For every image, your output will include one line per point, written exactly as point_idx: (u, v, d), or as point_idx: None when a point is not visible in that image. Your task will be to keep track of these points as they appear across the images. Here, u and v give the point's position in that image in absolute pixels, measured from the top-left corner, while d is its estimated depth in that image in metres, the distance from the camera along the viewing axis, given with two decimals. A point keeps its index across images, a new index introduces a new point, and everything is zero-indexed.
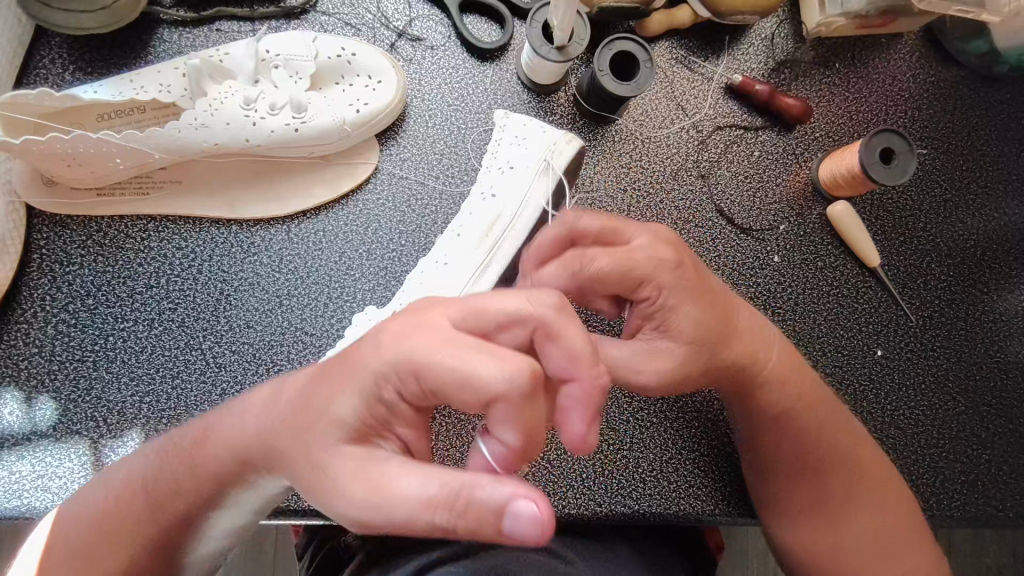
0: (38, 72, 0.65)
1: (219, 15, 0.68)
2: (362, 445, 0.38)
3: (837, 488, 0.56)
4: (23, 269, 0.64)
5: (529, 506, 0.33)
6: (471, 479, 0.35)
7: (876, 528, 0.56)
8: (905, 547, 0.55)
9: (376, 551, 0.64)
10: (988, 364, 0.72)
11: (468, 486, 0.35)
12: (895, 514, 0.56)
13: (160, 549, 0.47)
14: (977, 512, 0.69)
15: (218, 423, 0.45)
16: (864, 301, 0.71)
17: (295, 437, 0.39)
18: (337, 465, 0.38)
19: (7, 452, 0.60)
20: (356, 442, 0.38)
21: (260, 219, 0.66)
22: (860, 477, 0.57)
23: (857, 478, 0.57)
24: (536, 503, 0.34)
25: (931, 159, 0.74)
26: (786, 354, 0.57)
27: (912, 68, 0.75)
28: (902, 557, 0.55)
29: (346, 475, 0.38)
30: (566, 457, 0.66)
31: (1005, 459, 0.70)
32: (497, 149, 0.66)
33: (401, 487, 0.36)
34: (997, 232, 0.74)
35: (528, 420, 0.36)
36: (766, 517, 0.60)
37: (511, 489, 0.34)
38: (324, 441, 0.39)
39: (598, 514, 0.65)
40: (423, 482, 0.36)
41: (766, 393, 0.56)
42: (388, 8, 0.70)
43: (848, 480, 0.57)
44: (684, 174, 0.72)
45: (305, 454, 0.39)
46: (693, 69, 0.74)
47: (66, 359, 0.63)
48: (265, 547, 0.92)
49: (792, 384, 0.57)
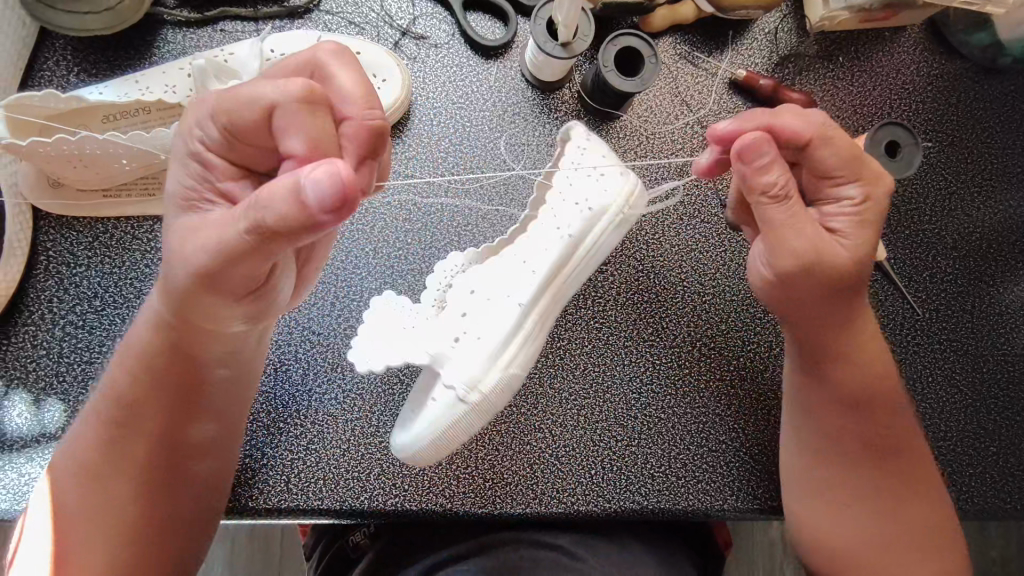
0: (42, 74, 0.65)
1: (223, 15, 0.68)
2: (198, 210, 0.44)
3: (887, 484, 0.57)
4: (30, 272, 0.64)
5: (322, 170, 0.35)
6: (261, 189, 0.37)
7: (916, 527, 0.57)
8: (937, 550, 0.56)
9: (388, 548, 0.66)
10: (995, 356, 0.72)
11: (256, 200, 0.37)
12: (934, 517, 0.57)
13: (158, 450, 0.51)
14: (985, 504, 0.69)
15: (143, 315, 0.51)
16: (870, 294, 0.71)
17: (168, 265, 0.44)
18: (172, 239, 0.43)
19: (17, 454, 0.60)
20: (192, 211, 0.44)
21: None
22: (906, 471, 0.58)
23: (903, 469, 0.58)
24: (330, 169, 0.35)
25: (935, 152, 0.74)
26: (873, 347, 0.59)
27: (915, 61, 0.75)
28: (930, 558, 0.56)
29: (179, 242, 0.42)
30: (574, 454, 0.66)
31: (1014, 452, 0.70)
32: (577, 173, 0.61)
33: (207, 242, 0.41)
34: (1002, 225, 0.74)
35: (314, 127, 0.40)
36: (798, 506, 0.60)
37: (303, 172, 0.36)
38: (181, 247, 0.43)
39: (607, 510, 0.65)
40: (224, 230, 0.40)
41: (851, 368, 0.57)
42: (391, 7, 0.70)
43: (894, 472, 0.58)
44: (689, 171, 0.72)
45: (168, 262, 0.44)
46: (697, 65, 0.74)
47: (74, 360, 0.63)
48: (273, 548, 0.92)
49: (872, 375, 0.58)
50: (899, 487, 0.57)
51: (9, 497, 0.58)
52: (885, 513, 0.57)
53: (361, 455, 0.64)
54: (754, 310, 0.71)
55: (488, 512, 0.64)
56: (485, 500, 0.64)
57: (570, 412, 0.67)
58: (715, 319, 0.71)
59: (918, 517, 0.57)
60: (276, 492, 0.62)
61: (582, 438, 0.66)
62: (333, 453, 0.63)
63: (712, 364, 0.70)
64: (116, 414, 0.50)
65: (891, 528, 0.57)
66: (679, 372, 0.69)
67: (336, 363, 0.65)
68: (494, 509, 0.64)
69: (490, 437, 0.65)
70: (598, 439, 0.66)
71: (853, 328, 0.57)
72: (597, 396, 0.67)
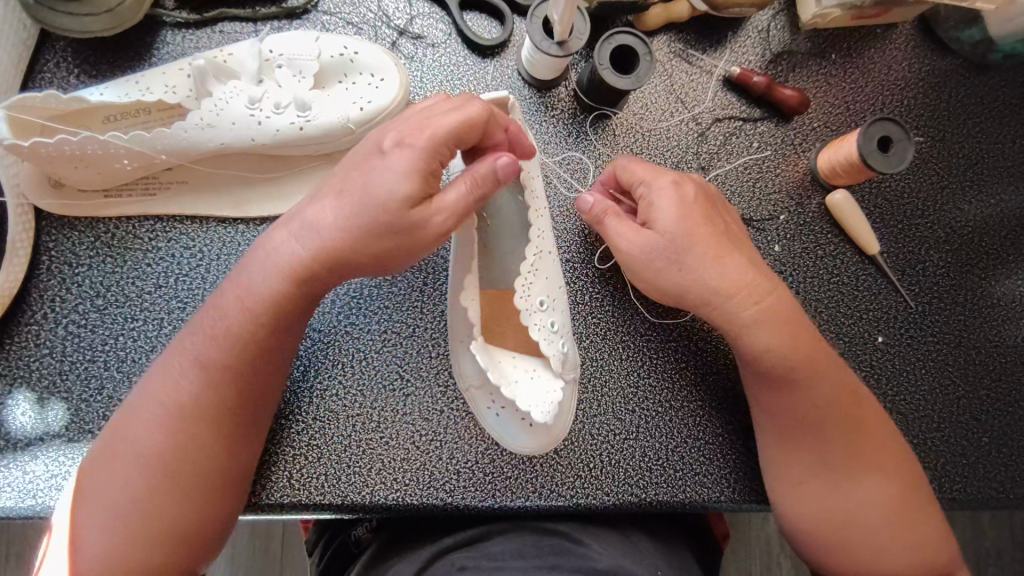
0: (43, 76, 0.66)
1: (222, 16, 0.69)
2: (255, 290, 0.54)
3: (828, 457, 0.58)
4: (33, 271, 0.64)
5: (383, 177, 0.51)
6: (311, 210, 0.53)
7: (878, 511, 0.57)
8: (892, 527, 0.57)
9: (391, 540, 0.67)
10: (988, 348, 0.73)
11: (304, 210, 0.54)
12: (888, 496, 0.57)
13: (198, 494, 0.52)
14: (978, 494, 0.70)
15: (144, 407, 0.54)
16: (863, 288, 0.73)
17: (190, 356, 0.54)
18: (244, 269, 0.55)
19: (21, 453, 0.61)
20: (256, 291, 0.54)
21: (266, 217, 0.67)
22: (803, 449, 0.59)
23: (864, 437, 0.58)
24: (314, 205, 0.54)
25: (927, 147, 0.75)
26: (775, 312, 0.57)
27: (907, 57, 0.76)
28: (887, 538, 0.56)
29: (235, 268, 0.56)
30: (573, 447, 0.67)
31: (1004, 442, 0.71)
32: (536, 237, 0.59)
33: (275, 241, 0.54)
34: (993, 218, 0.75)
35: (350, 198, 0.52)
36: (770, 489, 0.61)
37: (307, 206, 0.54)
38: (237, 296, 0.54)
39: (606, 503, 0.66)
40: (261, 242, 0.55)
41: (765, 340, 0.57)
42: (389, 6, 0.71)
43: (823, 451, 0.58)
44: (684, 167, 0.73)
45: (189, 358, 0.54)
46: (691, 62, 0.75)
47: (77, 358, 0.63)
48: (275, 546, 0.93)
49: (777, 334, 0.57)
50: (869, 462, 0.58)
51: (16, 493, 0.60)
52: (805, 493, 0.58)
53: (362, 450, 0.65)
54: None
55: (487, 504, 0.65)
56: (486, 493, 0.65)
57: None
58: None
59: (877, 515, 0.57)
60: (281, 488, 0.63)
61: (581, 432, 0.67)
62: (336, 448, 0.65)
63: (709, 357, 0.70)
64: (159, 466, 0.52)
65: (852, 501, 0.57)
66: (676, 366, 0.70)
67: (338, 360, 0.67)
68: (495, 503, 0.65)
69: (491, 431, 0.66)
70: (597, 432, 0.67)
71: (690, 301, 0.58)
72: (593, 389, 0.68)
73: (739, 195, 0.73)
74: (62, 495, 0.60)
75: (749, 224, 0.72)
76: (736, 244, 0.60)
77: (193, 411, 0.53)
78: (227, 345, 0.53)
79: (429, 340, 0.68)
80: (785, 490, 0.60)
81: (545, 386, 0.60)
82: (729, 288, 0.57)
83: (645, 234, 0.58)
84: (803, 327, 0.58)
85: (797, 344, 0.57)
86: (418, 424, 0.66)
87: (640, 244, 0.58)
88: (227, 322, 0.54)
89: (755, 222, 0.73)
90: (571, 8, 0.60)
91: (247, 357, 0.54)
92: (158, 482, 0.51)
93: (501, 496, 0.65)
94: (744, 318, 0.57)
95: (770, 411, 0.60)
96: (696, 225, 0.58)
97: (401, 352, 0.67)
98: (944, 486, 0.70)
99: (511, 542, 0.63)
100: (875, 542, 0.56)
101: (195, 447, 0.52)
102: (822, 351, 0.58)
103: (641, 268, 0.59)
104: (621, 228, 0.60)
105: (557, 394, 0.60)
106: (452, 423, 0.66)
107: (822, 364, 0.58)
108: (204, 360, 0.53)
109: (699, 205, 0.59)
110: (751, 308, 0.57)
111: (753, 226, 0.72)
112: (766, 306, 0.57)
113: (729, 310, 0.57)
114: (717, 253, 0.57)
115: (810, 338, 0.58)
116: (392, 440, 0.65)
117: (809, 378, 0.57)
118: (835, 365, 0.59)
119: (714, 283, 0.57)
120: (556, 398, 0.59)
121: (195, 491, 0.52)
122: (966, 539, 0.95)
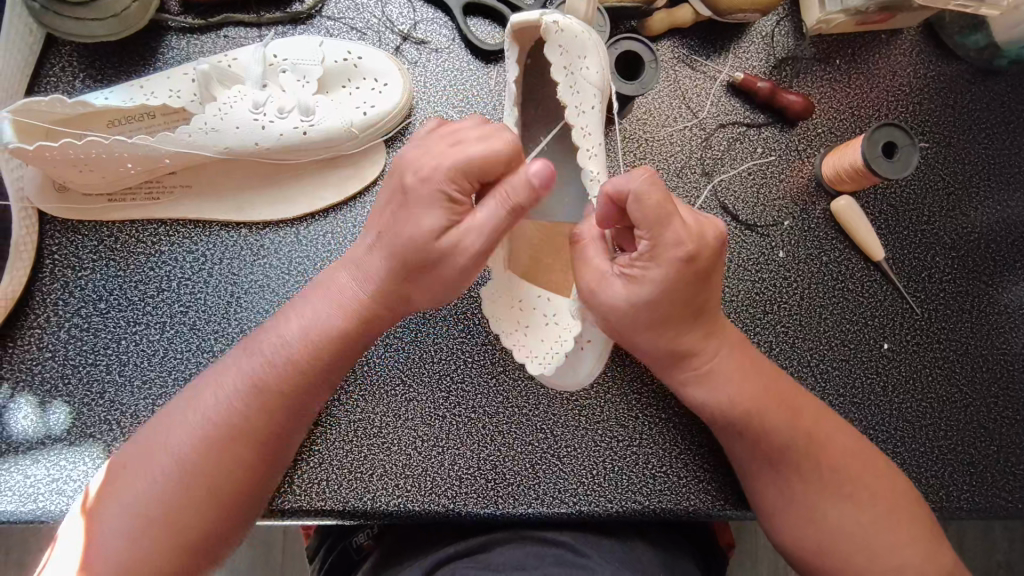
0: (49, 80, 0.66)
1: (226, 21, 0.69)
2: (302, 304, 0.56)
3: (807, 487, 0.56)
4: (36, 274, 0.64)
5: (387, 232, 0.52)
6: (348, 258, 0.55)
7: (862, 522, 0.55)
8: (887, 535, 0.55)
9: (394, 548, 0.66)
10: (995, 355, 0.72)
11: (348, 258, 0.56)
12: (880, 505, 0.56)
13: (210, 509, 0.52)
14: (986, 503, 0.69)
15: (177, 415, 0.54)
16: (869, 295, 0.72)
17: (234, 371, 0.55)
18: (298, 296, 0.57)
19: (23, 456, 0.61)
20: (302, 303, 0.56)
21: (268, 222, 0.66)
22: (776, 480, 0.57)
23: (841, 457, 0.57)
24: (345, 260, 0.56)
25: (933, 152, 0.75)
26: (735, 360, 0.56)
27: (912, 63, 0.76)
28: (887, 553, 0.55)
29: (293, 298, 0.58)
30: (576, 453, 0.66)
31: (1013, 451, 0.71)
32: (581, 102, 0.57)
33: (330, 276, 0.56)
34: (1000, 224, 0.75)
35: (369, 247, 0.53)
36: (760, 512, 0.59)
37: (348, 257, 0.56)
38: (289, 319, 0.56)
39: (609, 511, 0.65)
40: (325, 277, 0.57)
41: (707, 386, 0.56)
42: (393, 12, 0.71)
43: (807, 480, 0.56)
44: (688, 172, 0.73)
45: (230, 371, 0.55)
46: (695, 68, 0.74)
47: (79, 362, 0.63)
48: (277, 553, 0.92)
49: (736, 378, 0.56)
50: (857, 476, 0.57)
51: (18, 497, 0.60)
52: (792, 515, 0.57)
53: (363, 456, 0.65)
54: (753, 313, 0.71)
55: (489, 511, 0.64)
56: (488, 500, 0.65)
57: (568, 414, 0.67)
58: None
59: (878, 528, 0.55)
60: (283, 493, 0.63)
61: (584, 439, 0.67)
62: (337, 454, 0.64)
63: None
64: (181, 475, 0.51)
65: (835, 516, 0.56)
66: None
67: None
68: (497, 509, 0.64)
69: (493, 436, 0.66)
70: (600, 439, 0.67)
71: (693, 356, 0.55)
72: (595, 395, 0.68)
73: (743, 200, 0.73)
74: (62, 500, 0.60)
75: (753, 228, 0.72)
76: (711, 301, 0.54)
77: (225, 424, 0.53)
78: (283, 369, 0.54)
79: (431, 346, 0.68)
80: (779, 511, 0.57)
81: (560, 333, 0.55)
82: (687, 347, 0.54)
83: (620, 288, 0.51)
84: (758, 362, 0.58)
85: (755, 384, 0.56)
86: (420, 429, 0.66)
87: (612, 304, 0.51)
88: (284, 348, 0.54)
89: (760, 227, 0.72)
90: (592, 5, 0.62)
91: (304, 385, 0.55)
92: (183, 495, 0.51)
93: (501, 504, 0.64)
94: (707, 356, 0.55)
95: (739, 451, 0.58)
96: (681, 291, 0.50)
97: (404, 358, 0.67)
98: (952, 496, 0.69)
99: (514, 550, 0.62)
100: (881, 554, 0.55)
101: (223, 463, 0.52)
102: (779, 396, 0.57)
103: (628, 325, 0.52)
104: (585, 271, 0.52)
105: (568, 340, 0.54)
106: (455, 428, 0.66)
107: (789, 410, 0.57)
108: (254, 381, 0.54)
109: (710, 272, 0.51)
110: (711, 346, 0.55)
111: (758, 232, 0.72)
112: (727, 348, 0.56)
113: (703, 362, 0.55)
114: (696, 317, 0.53)
115: (778, 378, 0.58)
116: (393, 445, 0.65)
117: (772, 418, 0.56)
118: (802, 397, 0.58)
119: (691, 339, 0.54)
120: (562, 349, 0.54)
121: (209, 502, 0.52)
122: (975, 550, 0.94)
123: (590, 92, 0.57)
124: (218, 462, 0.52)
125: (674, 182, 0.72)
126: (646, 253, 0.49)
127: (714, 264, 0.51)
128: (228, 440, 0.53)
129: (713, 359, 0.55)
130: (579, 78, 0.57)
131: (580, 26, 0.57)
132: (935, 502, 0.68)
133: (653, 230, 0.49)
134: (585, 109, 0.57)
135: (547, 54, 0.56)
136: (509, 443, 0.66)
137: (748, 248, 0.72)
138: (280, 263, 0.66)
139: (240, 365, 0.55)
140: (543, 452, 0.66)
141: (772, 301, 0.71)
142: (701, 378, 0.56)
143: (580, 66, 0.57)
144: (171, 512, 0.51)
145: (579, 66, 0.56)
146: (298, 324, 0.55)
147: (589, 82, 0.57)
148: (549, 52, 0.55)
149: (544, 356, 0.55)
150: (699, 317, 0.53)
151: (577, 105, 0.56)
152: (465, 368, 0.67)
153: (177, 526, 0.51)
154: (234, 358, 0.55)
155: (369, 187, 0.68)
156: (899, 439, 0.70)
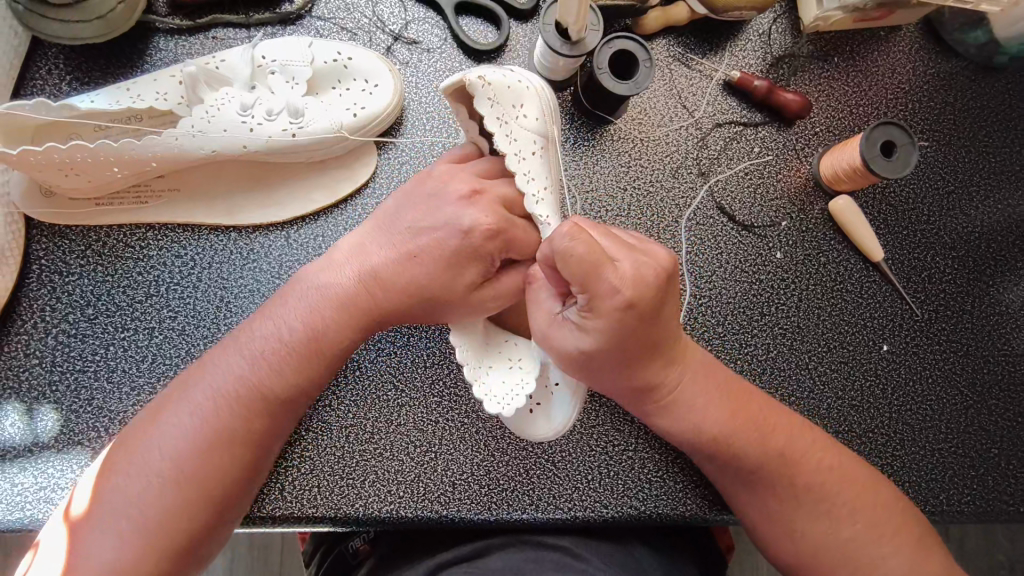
0: (35, 83, 0.65)
1: (215, 22, 0.68)
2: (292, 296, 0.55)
3: (781, 507, 0.55)
4: (23, 280, 0.64)
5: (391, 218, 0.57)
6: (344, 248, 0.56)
7: (846, 539, 0.54)
8: (882, 544, 0.54)
9: (387, 556, 0.65)
10: (996, 356, 0.71)
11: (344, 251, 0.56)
12: (876, 516, 0.55)
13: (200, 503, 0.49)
14: (988, 506, 0.68)
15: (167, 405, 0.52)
16: (868, 295, 0.71)
17: (227, 361, 0.53)
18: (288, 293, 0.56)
19: (10, 464, 0.60)
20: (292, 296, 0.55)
21: (259, 226, 0.66)
22: (750, 496, 0.57)
23: (831, 473, 0.56)
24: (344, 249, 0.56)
25: (933, 152, 0.74)
26: (701, 385, 0.55)
27: (911, 60, 0.75)
28: (882, 558, 0.54)
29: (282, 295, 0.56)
30: (570, 458, 0.65)
31: (1015, 453, 0.70)
32: (520, 151, 0.53)
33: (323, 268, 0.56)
34: (1001, 224, 0.74)
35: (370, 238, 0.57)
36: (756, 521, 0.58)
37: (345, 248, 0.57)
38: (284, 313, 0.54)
39: (604, 516, 0.64)
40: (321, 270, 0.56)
41: (673, 413, 0.55)
42: (384, 12, 0.70)
43: (786, 497, 0.55)
44: (684, 172, 0.72)
45: (223, 359, 0.53)
46: (691, 66, 0.73)
47: (66, 368, 0.62)
48: (271, 559, 0.91)
49: (703, 403, 0.55)
50: (848, 483, 0.56)
51: (4, 506, 0.59)
52: (780, 530, 0.56)
53: (355, 462, 0.64)
54: (751, 315, 0.70)
55: (482, 517, 0.63)
56: (482, 506, 0.64)
57: None
58: (713, 322, 0.69)
59: (877, 535, 0.54)
60: (273, 500, 0.62)
61: (579, 443, 0.66)
62: (328, 462, 0.64)
63: None
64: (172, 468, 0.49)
65: (813, 537, 0.55)
66: None
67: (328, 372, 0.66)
68: (490, 515, 0.63)
69: (486, 442, 0.65)
70: (595, 444, 0.66)
71: (657, 390, 0.54)
72: (591, 398, 0.67)
73: (740, 201, 0.72)
74: (49, 509, 0.59)
75: (750, 229, 0.71)
76: (664, 337, 0.51)
77: (216, 415, 0.51)
78: (284, 368, 0.53)
79: (423, 350, 0.67)
80: (773, 517, 0.56)
81: (522, 376, 0.54)
82: (647, 382, 0.53)
83: (571, 332, 0.49)
84: (727, 386, 0.56)
85: (722, 404, 0.55)
86: (412, 435, 0.65)
87: (565, 352, 0.50)
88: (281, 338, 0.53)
89: (757, 227, 0.71)
90: (585, 3, 0.59)
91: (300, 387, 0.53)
92: (174, 493, 0.49)
93: (494, 512, 0.63)
94: (668, 387, 0.54)
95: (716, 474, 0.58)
96: (633, 331, 0.49)
97: (395, 363, 0.66)
98: (952, 499, 0.68)
99: (508, 557, 0.61)
100: (873, 558, 0.54)
101: (213, 454, 0.50)
102: (749, 420, 0.55)
103: (589, 367, 0.51)
104: (536, 317, 0.52)
105: (530, 384, 0.54)
106: (446, 434, 0.65)
107: (761, 432, 0.55)
108: (255, 376, 0.52)
109: (662, 306, 0.49)
110: (672, 377, 0.54)
111: (754, 233, 0.71)
112: (689, 375, 0.55)
113: (667, 392, 0.54)
114: (653, 351, 0.51)
115: (746, 398, 0.57)
116: (384, 452, 0.64)
117: (740, 444, 0.55)
118: (772, 415, 0.57)
119: (650, 375, 0.53)
120: (524, 392, 0.53)
121: (200, 496, 0.49)
122: (979, 549, 0.93)
123: (529, 139, 0.54)
124: (209, 452, 0.50)
125: (670, 183, 0.71)
126: (585, 301, 0.47)
127: (663, 298, 0.49)
128: (219, 432, 0.50)
129: (677, 388, 0.54)
130: (517, 126, 0.54)
131: (515, 78, 0.55)
132: (936, 505, 0.67)
133: (589, 282, 0.46)
134: (525, 156, 0.54)
135: (476, 108, 0.53)
136: (504, 450, 0.65)
137: (745, 249, 0.71)
138: (270, 267, 0.65)
139: (234, 356, 0.53)
140: (538, 458, 0.65)
141: (769, 302, 0.70)
142: (666, 407, 0.55)
143: (514, 116, 0.54)
144: (160, 511, 0.48)
145: (513, 116, 0.54)
146: (296, 312, 0.54)
147: (527, 130, 0.54)
148: (477, 106, 0.53)
149: (503, 398, 0.54)
150: (658, 351, 0.52)
151: (515, 153, 0.53)
152: (457, 372, 0.66)
153: (165, 522, 0.48)
154: (228, 348, 0.54)
155: (361, 190, 0.67)
156: (899, 443, 0.69)
